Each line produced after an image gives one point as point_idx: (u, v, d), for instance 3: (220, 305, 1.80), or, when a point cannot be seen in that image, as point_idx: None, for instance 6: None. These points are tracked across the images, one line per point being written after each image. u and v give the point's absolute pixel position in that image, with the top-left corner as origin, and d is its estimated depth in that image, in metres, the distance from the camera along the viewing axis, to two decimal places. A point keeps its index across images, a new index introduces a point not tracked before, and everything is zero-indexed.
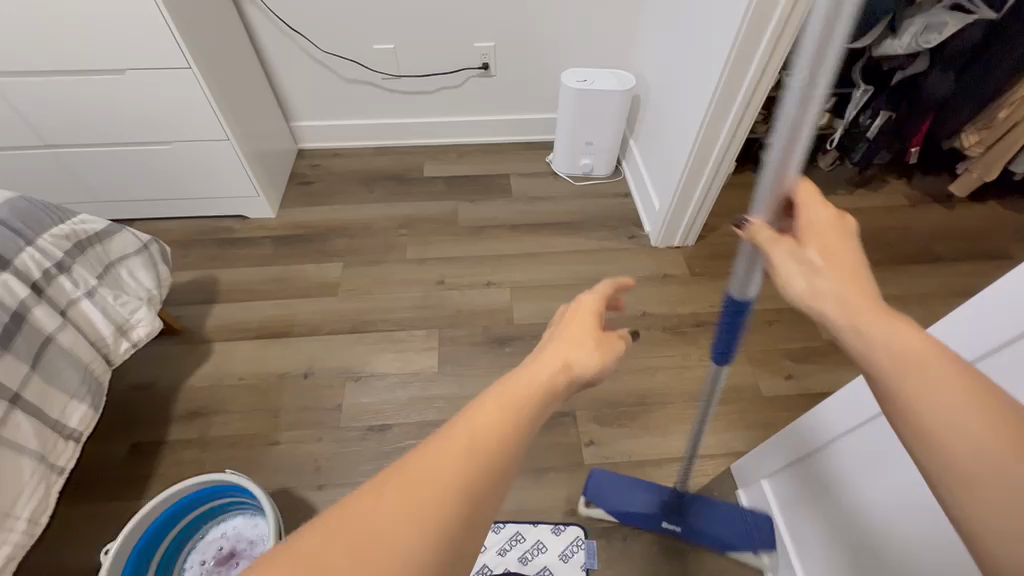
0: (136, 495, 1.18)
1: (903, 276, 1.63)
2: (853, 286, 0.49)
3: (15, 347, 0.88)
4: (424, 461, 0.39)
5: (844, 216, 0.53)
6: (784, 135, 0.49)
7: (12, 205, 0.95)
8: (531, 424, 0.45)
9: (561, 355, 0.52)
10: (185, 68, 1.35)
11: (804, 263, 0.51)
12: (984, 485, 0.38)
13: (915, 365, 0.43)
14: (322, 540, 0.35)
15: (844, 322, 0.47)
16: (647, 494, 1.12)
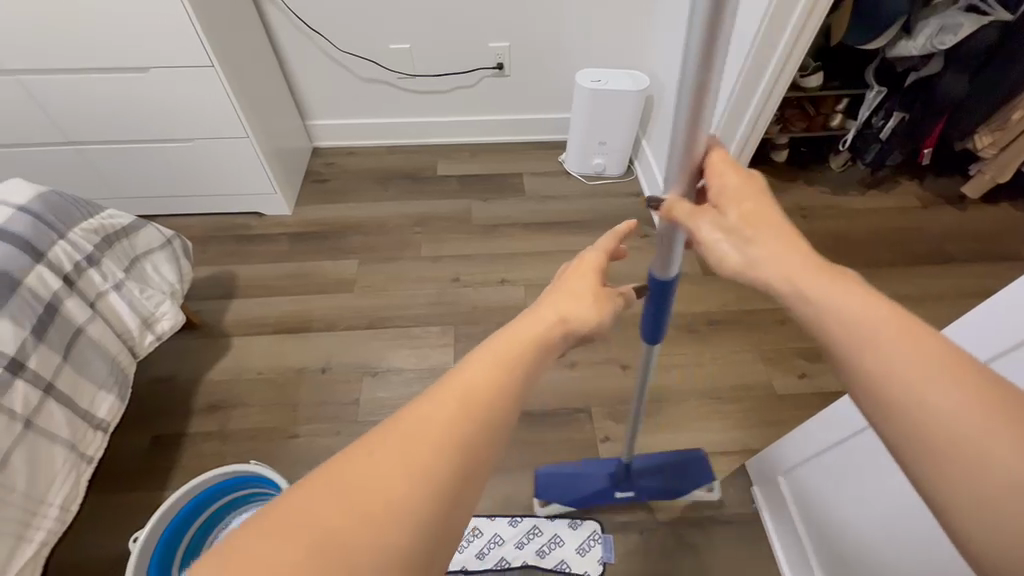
0: (158, 486, 1.20)
1: (915, 277, 1.64)
2: (787, 251, 0.50)
3: (48, 338, 0.90)
4: (418, 418, 0.40)
5: (754, 177, 0.55)
6: (692, 99, 0.54)
7: (45, 199, 0.97)
8: (525, 383, 0.47)
9: (559, 311, 0.54)
10: (208, 67, 1.37)
11: (735, 233, 0.52)
12: (951, 460, 0.38)
13: (868, 338, 0.43)
14: (318, 496, 0.36)
15: (792, 294, 0.48)
16: (595, 472, 1.16)
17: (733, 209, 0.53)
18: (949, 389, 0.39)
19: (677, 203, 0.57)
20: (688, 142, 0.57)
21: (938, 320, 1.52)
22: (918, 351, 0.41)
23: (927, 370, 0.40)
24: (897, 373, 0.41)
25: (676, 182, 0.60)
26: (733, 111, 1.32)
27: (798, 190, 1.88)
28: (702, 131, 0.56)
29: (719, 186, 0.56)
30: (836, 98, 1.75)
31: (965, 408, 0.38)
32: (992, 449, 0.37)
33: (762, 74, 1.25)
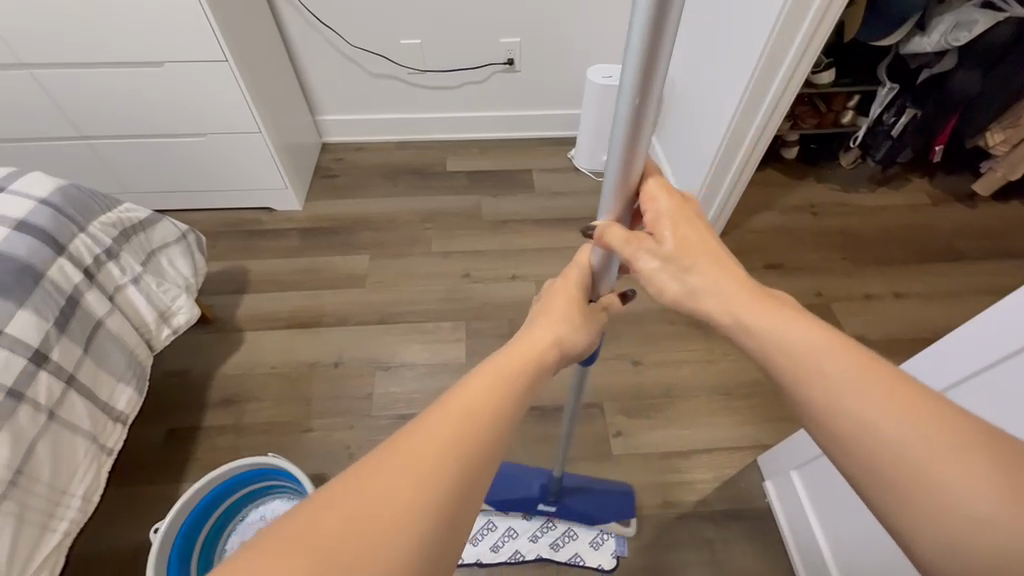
0: (174, 478, 1.21)
1: (926, 274, 1.64)
2: (726, 280, 0.52)
3: (70, 330, 0.90)
4: (424, 429, 0.41)
5: (686, 202, 0.56)
6: (626, 131, 0.50)
7: (64, 192, 0.98)
8: (524, 395, 0.48)
9: (547, 333, 0.56)
10: (222, 61, 1.37)
11: (674, 265, 0.54)
12: (899, 484, 0.40)
13: (807, 367, 0.46)
14: (325, 510, 0.36)
15: (733, 324, 0.51)
16: (529, 479, 1.12)
17: (668, 236, 0.54)
18: (889, 414, 0.41)
19: (609, 228, 0.55)
20: (622, 172, 0.54)
21: (948, 317, 1.53)
22: (861, 379, 0.43)
23: (872, 398, 0.42)
24: (843, 402, 0.43)
25: (609, 209, 0.57)
26: (747, 108, 1.31)
27: (808, 187, 1.88)
28: (639, 158, 0.52)
29: (654, 213, 0.56)
30: (847, 94, 1.74)
31: (910, 434, 0.40)
32: (938, 471, 0.39)
33: (776, 71, 1.24)
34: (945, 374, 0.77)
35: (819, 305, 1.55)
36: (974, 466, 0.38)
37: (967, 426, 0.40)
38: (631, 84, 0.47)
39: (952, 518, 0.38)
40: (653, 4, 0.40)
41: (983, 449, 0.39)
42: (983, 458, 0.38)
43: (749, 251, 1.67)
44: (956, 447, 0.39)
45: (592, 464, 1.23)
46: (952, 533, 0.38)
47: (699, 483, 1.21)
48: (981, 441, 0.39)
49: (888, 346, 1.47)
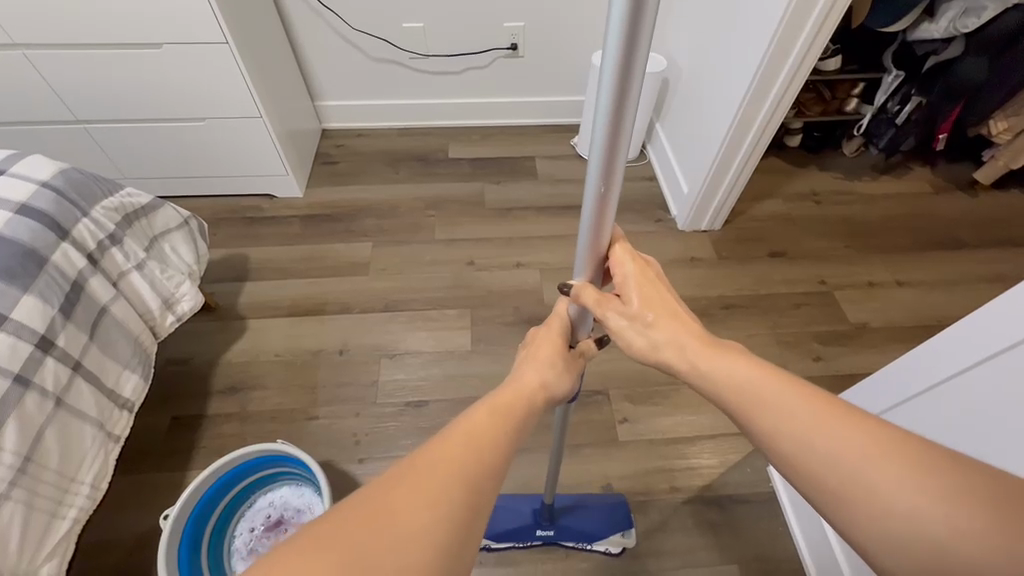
0: (180, 466, 1.20)
1: (928, 262, 1.65)
2: (684, 332, 0.57)
3: (75, 316, 0.89)
4: (429, 454, 0.44)
5: (646, 266, 0.60)
6: (593, 206, 0.53)
7: (66, 175, 0.96)
8: (519, 430, 0.52)
9: (535, 377, 0.59)
10: (222, 43, 1.34)
11: (638, 320, 0.58)
12: (847, 498, 0.45)
13: (754, 402, 0.51)
14: (347, 520, 0.38)
15: (689, 367, 0.56)
16: (519, 507, 1.11)
17: (634, 297, 0.59)
18: (829, 437, 0.47)
19: (584, 289, 0.60)
20: (592, 238, 0.56)
21: (949, 304, 1.54)
22: (803, 410, 0.49)
23: (813, 426, 0.48)
24: (790, 433, 0.49)
25: (584, 271, 0.61)
26: (755, 96, 1.29)
27: (812, 175, 1.88)
28: (607, 228, 0.55)
29: (621, 276, 0.59)
30: (852, 82, 1.74)
31: (849, 454, 0.46)
32: (878, 484, 0.44)
33: (785, 60, 1.22)
34: (959, 358, 0.79)
35: (822, 293, 1.56)
36: (906, 474, 0.44)
37: (894, 438, 0.46)
38: (598, 152, 0.48)
39: (898, 525, 0.43)
40: (616, 73, 0.42)
41: (911, 455, 0.45)
42: (911, 465, 0.44)
43: (753, 239, 1.68)
44: (888, 460, 0.45)
45: (599, 450, 1.24)
46: (903, 540, 0.43)
47: (705, 468, 1.22)
48: (907, 448, 0.45)
49: (891, 333, 1.48)
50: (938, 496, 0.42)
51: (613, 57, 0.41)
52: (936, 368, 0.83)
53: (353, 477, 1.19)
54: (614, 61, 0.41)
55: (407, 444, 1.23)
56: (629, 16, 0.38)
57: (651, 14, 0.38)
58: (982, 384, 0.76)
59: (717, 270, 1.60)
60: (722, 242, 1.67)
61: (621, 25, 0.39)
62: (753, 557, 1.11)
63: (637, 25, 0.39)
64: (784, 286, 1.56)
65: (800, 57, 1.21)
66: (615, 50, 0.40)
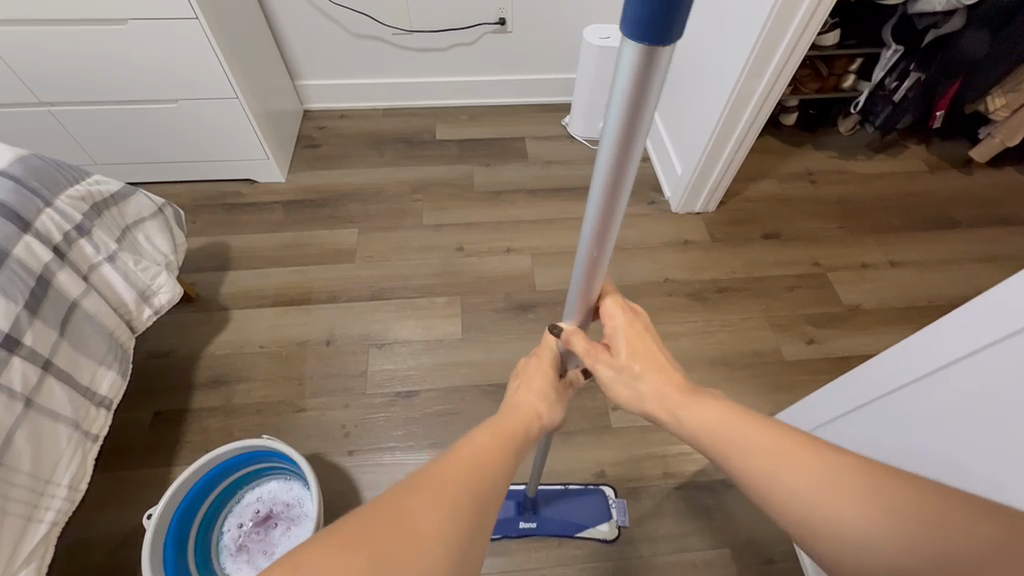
0: (164, 462, 1.18)
1: (922, 242, 1.64)
2: (669, 382, 0.56)
3: (43, 312, 0.85)
4: (438, 470, 0.43)
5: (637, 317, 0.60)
6: (585, 262, 0.53)
7: (25, 162, 0.90)
8: (519, 454, 0.51)
9: (529, 406, 0.59)
10: (191, 18, 1.26)
11: (622, 368, 0.58)
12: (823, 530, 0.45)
13: (723, 441, 0.51)
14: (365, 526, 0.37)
15: (665, 410, 0.56)
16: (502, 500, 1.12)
17: (623, 350, 0.58)
18: (795, 471, 0.47)
19: (575, 335, 0.59)
20: (585, 287, 0.56)
21: (941, 284, 1.54)
22: (767, 446, 0.49)
23: (777, 460, 0.48)
24: (756, 466, 0.49)
25: (573, 314, 0.60)
26: (751, 75, 1.25)
27: (806, 155, 1.85)
28: (599, 277, 0.55)
29: (611, 328, 0.60)
30: (849, 58, 1.70)
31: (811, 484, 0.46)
32: (841, 510, 0.44)
33: (783, 38, 1.17)
34: (937, 355, 0.77)
35: (816, 275, 1.54)
36: (862, 495, 0.44)
37: (852, 463, 0.47)
38: (600, 186, 0.45)
39: (860, 548, 0.43)
40: (624, 115, 0.38)
41: (872, 481, 0.45)
42: (875, 490, 0.44)
43: (747, 221, 1.65)
44: (851, 490, 0.45)
45: (591, 437, 1.23)
46: (867, 561, 0.43)
47: (698, 453, 1.21)
48: (866, 475, 0.46)
49: (885, 315, 1.47)
50: (894, 516, 0.43)
51: (622, 93, 0.37)
52: (912, 366, 0.82)
53: (343, 469, 1.18)
54: (622, 102, 0.38)
55: (398, 434, 1.21)
56: (642, 57, 0.34)
57: (665, 62, 0.35)
58: (962, 383, 0.74)
59: (710, 253, 1.57)
60: (715, 224, 1.64)
61: (633, 67, 0.35)
62: (745, 541, 1.12)
63: (647, 66, 0.35)
64: (778, 268, 1.55)
65: (798, 34, 1.15)
66: (625, 91, 0.37)
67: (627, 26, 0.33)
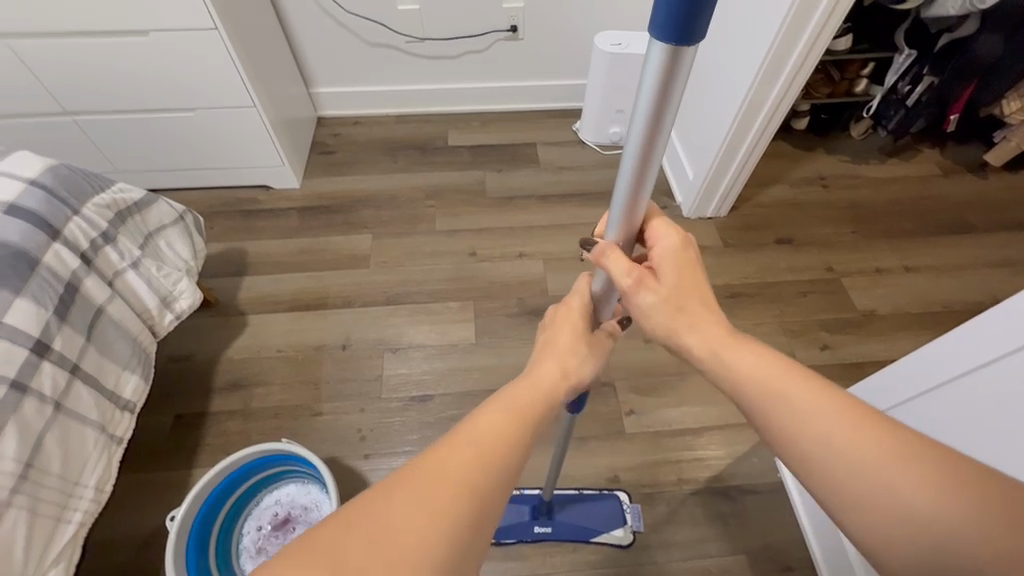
0: (184, 465, 1.19)
1: (937, 247, 1.63)
2: (714, 323, 0.54)
3: (71, 318, 0.87)
4: (435, 460, 0.42)
5: (688, 244, 0.58)
6: (616, 220, 0.56)
7: (54, 172, 0.92)
8: (534, 435, 0.49)
9: (556, 365, 0.57)
10: (212, 29, 1.29)
11: (667, 295, 0.55)
12: (856, 498, 0.44)
13: (767, 394, 0.50)
14: (346, 532, 0.37)
15: (709, 354, 0.53)
16: (518, 505, 1.12)
17: (670, 271, 0.56)
18: (843, 437, 0.45)
19: (612, 254, 0.55)
20: (625, 216, 0.55)
21: (957, 290, 1.53)
22: (816, 407, 0.47)
23: (824, 423, 0.47)
24: (798, 426, 0.47)
25: (614, 226, 0.57)
26: (765, 81, 1.25)
27: (819, 159, 1.85)
28: (641, 206, 0.55)
29: (658, 249, 0.58)
30: (862, 62, 1.69)
31: (859, 452, 0.45)
32: (884, 481, 0.43)
33: (797, 44, 1.18)
34: (956, 363, 0.78)
35: (830, 280, 1.53)
36: (910, 470, 0.42)
37: (907, 441, 0.44)
38: (629, 170, 0.51)
39: (895, 520, 0.42)
40: (658, 80, 0.42)
41: (926, 462, 0.43)
42: (928, 471, 0.42)
43: (760, 226, 1.65)
44: (901, 464, 0.43)
45: (606, 442, 1.23)
46: (899, 535, 0.42)
47: (712, 459, 1.21)
48: (922, 456, 0.43)
49: (900, 321, 1.46)
50: (945, 497, 0.41)
51: (656, 62, 0.41)
52: (929, 373, 0.83)
53: (360, 473, 1.19)
54: (651, 89, 0.43)
55: (413, 438, 1.22)
56: (668, 54, 0.40)
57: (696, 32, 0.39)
58: (975, 392, 0.75)
59: (723, 258, 1.57)
60: (728, 228, 1.64)
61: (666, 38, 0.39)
62: (760, 547, 1.12)
63: (673, 58, 0.41)
64: (791, 273, 1.54)
65: (812, 40, 1.16)
66: (653, 78, 0.42)
67: (655, 29, 0.39)
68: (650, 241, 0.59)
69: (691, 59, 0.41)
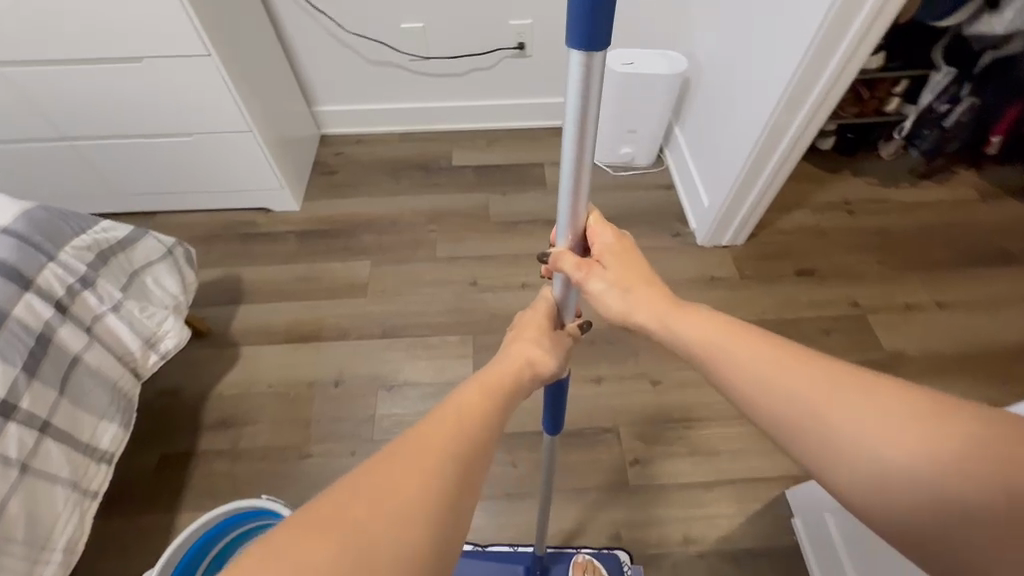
0: (168, 509, 1.17)
1: (973, 280, 1.50)
2: (659, 298, 0.66)
3: (42, 372, 0.83)
4: (423, 429, 0.48)
5: (624, 243, 0.69)
6: (565, 218, 0.64)
7: (29, 216, 0.89)
8: (505, 411, 0.56)
9: (524, 349, 0.69)
10: (205, 55, 1.25)
11: (615, 284, 0.67)
12: (799, 425, 0.51)
13: (716, 349, 0.59)
14: (348, 495, 0.41)
15: (666, 325, 0.63)
16: (511, 566, 1.06)
17: (612, 263, 0.68)
18: (780, 374, 0.53)
19: (563, 255, 0.67)
20: (571, 215, 0.63)
21: (995, 329, 1.41)
22: (756, 353, 0.56)
23: (765, 365, 0.55)
24: (746, 372, 0.55)
25: (563, 235, 0.66)
26: (787, 108, 1.16)
27: (844, 181, 1.73)
28: (582, 208, 0.63)
29: (599, 245, 0.68)
30: (894, 80, 1.57)
31: (801, 385, 0.52)
32: (819, 406, 0.50)
33: (825, 69, 1.09)
34: None
35: (855, 317, 1.43)
36: (838, 395, 0.50)
37: (837, 371, 0.52)
38: (568, 170, 0.59)
39: (836, 439, 0.48)
40: (580, 90, 0.52)
41: (853, 385, 0.50)
42: (854, 392, 0.49)
43: (779, 255, 1.55)
44: (830, 391, 0.50)
45: (606, 495, 1.16)
46: (841, 451, 0.48)
47: (721, 517, 1.13)
48: (850, 383, 0.50)
49: (930, 364, 1.35)
50: (870, 410, 0.47)
51: (574, 79, 0.51)
52: None
53: None
54: (575, 95, 0.52)
55: None
56: (583, 63, 0.49)
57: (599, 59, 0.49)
58: None
59: (738, 290, 1.48)
60: (745, 258, 1.55)
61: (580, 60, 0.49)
62: None
63: (587, 67, 0.50)
64: (812, 309, 1.44)
65: (839, 65, 1.06)
66: (575, 88, 0.52)
67: (570, 39, 0.48)
68: (591, 242, 0.69)
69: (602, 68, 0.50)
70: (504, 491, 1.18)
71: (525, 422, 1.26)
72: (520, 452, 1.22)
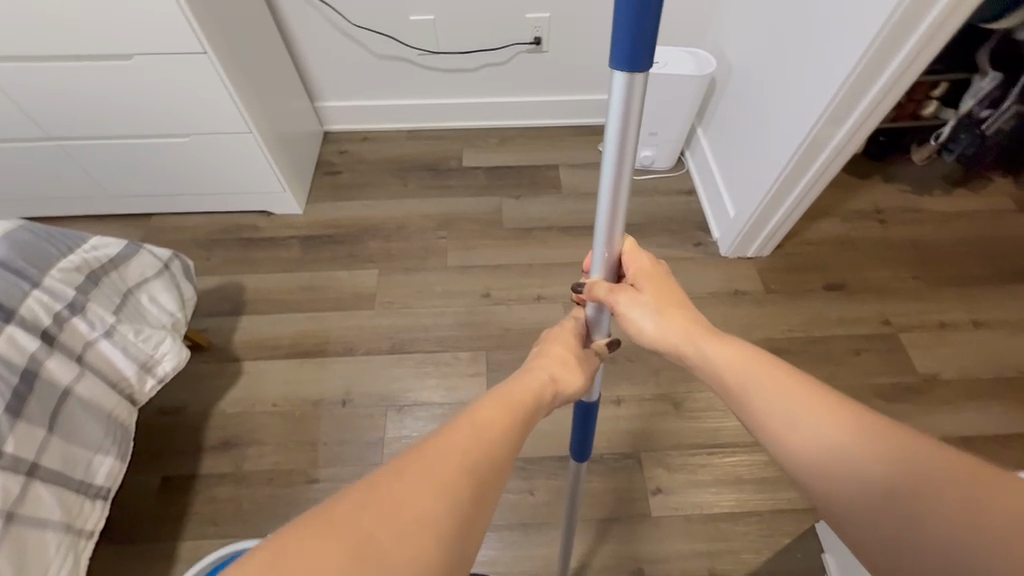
0: (170, 536, 1.11)
1: (1011, 298, 1.43)
2: (692, 323, 0.59)
3: (28, 411, 0.77)
4: (439, 439, 0.43)
5: (658, 263, 0.62)
6: (601, 247, 0.56)
7: (11, 240, 0.83)
8: (527, 424, 0.51)
9: (549, 371, 0.59)
10: (200, 53, 1.16)
11: (649, 306, 0.59)
12: (813, 466, 0.46)
13: (737, 377, 0.54)
14: (358, 505, 0.36)
15: (690, 348, 0.58)
16: None
17: (646, 286, 0.60)
18: (802, 410, 0.49)
19: (597, 283, 0.59)
20: (607, 241, 0.55)
21: None
22: (780, 386, 0.51)
23: (785, 399, 0.50)
24: (766, 403, 0.51)
25: (599, 266, 0.59)
26: (831, 120, 1.07)
27: (875, 189, 1.64)
28: (617, 237, 0.55)
29: (635, 268, 0.61)
30: (933, 82, 1.48)
31: (823, 424, 0.47)
32: (837, 449, 0.45)
33: (875, 81, 1.00)
34: None
35: (886, 336, 1.36)
36: (860, 440, 0.45)
37: (863, 415, 0.47)
38: (603, 209, 0.52)
39: (849, 484, 0.44)
40: (622, 107, 0.43)
41: (879, 432, 0.45)
42: (877, 439, 0.44)
43: (806, 268, 1.47)
44: (852, 435, 0.45)
45: (628, 527, 1.11)
46: (851, 497, 0.44)
47: (747, 554, 1.08)
48: (874, 430, 0.45)
49: (967, 388, 1.29)
50: (889, 460, 0.43)
51: (617, 101, 0.43)
52: None
53: None
54: (614, 128, 0.45)
55: None
56: (627, 83, 0.41)
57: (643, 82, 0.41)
58: None
59: (764, 306, 1.41)
60: (770, 270, 1.47)
61: (625, 83, 0.42)
62: None
63: (631, 86, 0.42)
64: (841, 328, 1.38)
65: (896, 73, 0.97)
66: (617, 111, 0.44)
67: (614, 59, 0.40)
68: (623, 266, 0.62)
69: (645, 89, 0.42)
70: (522, 521, 1.12)
71: (542, 446, 1.20)
72: (539, 479, 1.17)
